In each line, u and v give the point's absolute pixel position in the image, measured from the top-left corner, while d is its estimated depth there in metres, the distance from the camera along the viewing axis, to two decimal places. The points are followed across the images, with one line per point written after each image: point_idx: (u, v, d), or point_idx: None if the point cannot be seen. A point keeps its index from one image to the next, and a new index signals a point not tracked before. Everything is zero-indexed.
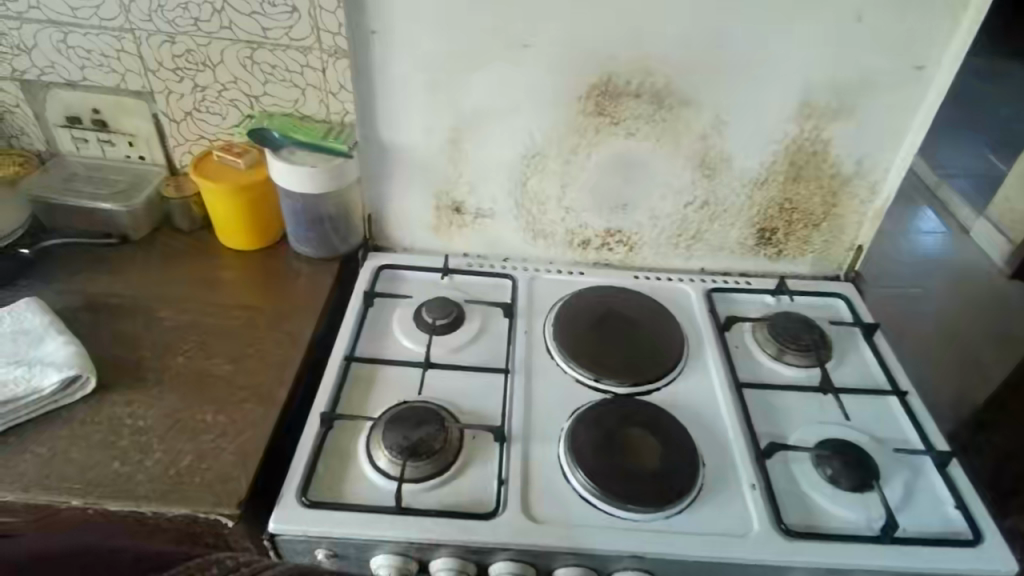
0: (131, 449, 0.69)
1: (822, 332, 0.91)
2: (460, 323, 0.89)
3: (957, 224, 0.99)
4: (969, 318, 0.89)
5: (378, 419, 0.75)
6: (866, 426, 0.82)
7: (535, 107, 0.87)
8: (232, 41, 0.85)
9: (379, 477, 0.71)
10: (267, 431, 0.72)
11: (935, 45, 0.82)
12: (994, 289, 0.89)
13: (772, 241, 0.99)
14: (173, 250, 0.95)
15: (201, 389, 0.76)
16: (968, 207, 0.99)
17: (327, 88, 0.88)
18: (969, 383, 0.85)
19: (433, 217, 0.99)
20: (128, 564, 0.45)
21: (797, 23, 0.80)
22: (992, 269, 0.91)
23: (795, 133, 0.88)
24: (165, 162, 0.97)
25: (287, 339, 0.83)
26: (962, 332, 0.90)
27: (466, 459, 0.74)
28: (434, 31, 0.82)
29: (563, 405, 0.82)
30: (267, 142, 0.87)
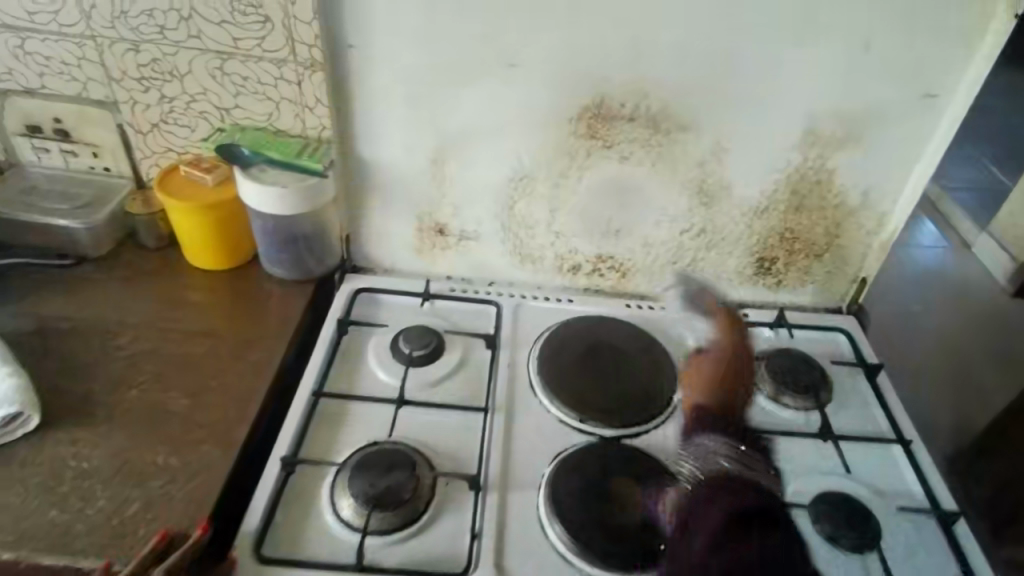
0: (72, 496, 0.64)
1: (823, 372, 0.86)
2: (440, 353, 0.84)
3: (959, 237, 0.88)
4: (968, 336, 0.83)
5: (344, 464, 0.70)
6: (866, 476, 0.77)
7: (524, 127, 0.82)
8: (200, 51, 0.80)
9: (342, 528, 0.67)
10: (221, 477, 0.67)
11: (950, 73, 0.76)
12: (994, 307, 0.81)
13: (771, 271, 0.93)
14: (137, 269, 0.90)
15: (154, 428, 0.71)
16: (970, 221, 0.87)
17: (303, 103, 0.82)
18: (967, 411, 0.80)
19: (415, 237, 0.93)
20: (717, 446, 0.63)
21: (804, 43, 0.74)
22: (993, 285, 0.82)
23: (799, 161, 0.83)
24: (132, 174, 0.92)
25: (252, 370, 0.78)
26: (962, 349, 0.84)
27: (437, 510, 0.70)
28: (415, 45, 0.77)
29: (545, 448, 0.76)
30: (235, 159, 0.81)
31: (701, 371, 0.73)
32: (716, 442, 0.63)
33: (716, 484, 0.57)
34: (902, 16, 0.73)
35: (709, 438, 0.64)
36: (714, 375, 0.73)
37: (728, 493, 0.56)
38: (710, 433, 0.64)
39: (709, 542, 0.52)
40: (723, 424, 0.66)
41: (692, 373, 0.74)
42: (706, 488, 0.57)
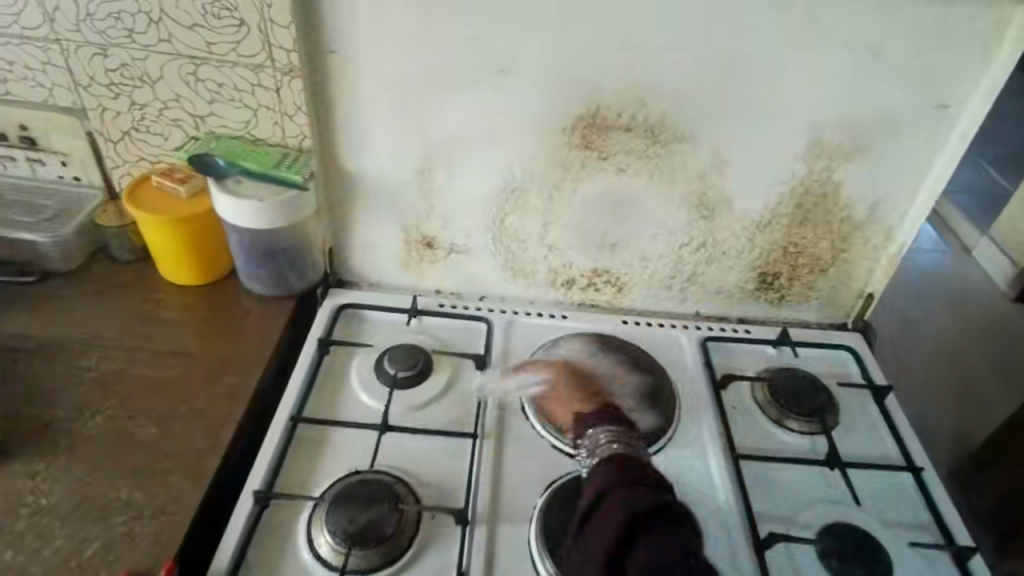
0: (27, 535, 0.60)
1: (829, 394, 0.82)
2: (427, 375, 0.80)
3: None
4: None
5: (322, 497, 0.66)
6: (876, 506, 0.73)
7: (514, 137, 0.78)
8: (172, 56, 0.75)
9: (319, 567, 0.62)
10: (188, 513, 0.62)
11: (964, 82, 0.73)
12: None
13: (774, 286, 0.89)
14: (107, 284, 0.85)
15: (118, 458, 0.67)
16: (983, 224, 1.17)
17: (282, 110, 0.78)
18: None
19: (402, 250, 0.89)
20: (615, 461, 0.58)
21: (807, 52, 0.71)
22: None
23: (804, 173, 0.79)
24: (103, 184, 0.88)
25: (225, 393, 0.74)
26: None
27: (421, 547, 0.65)
28: (399, 51, 0.73)
29: (538, 478, 0.72)
30: (208, 170, 0.77)
31: (561, 403, 0.72)
32: (600, 433, 0.60)
33: (617, 470, 0.54)
34: (909, 19, 0.68)
35: (591, 441, 0.60)
36: (570, 397, 0.72)
37: (634, 484, 0.53)
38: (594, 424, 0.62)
39: (618, 538, 0.49)
40: (608, 417, 0.62)
41: (552, 407, 0.74)
42: (608, 476, 0.54)
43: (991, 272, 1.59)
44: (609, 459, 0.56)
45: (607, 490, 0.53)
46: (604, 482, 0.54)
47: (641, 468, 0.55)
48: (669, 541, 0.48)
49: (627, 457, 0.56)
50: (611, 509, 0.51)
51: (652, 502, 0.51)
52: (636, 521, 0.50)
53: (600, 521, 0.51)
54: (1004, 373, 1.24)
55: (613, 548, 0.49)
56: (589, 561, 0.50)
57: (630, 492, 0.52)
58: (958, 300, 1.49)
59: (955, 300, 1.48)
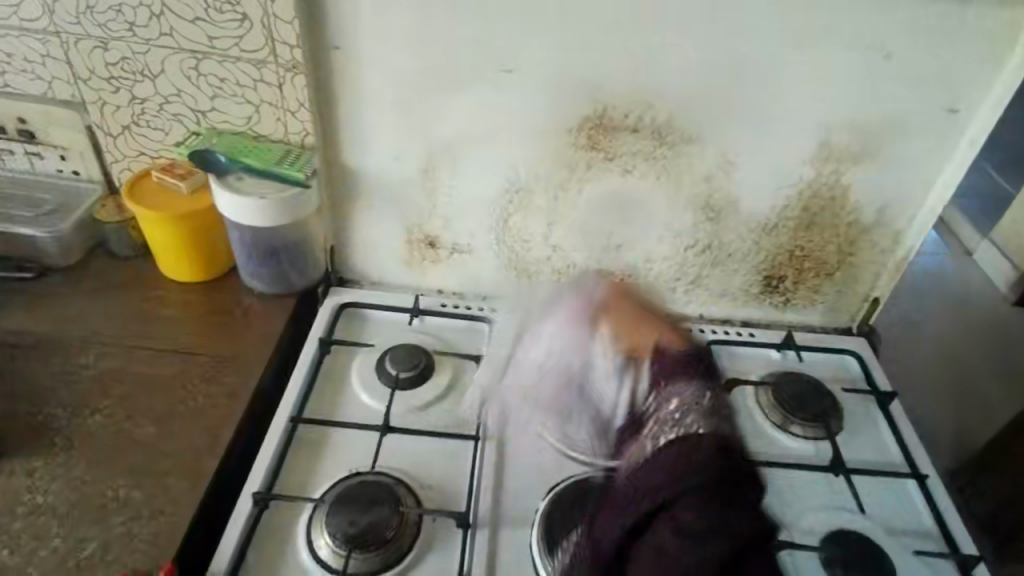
0: (24, 534, 0.59)
1: (834, 400, 0.81)
2: (428, 375, 0.79)
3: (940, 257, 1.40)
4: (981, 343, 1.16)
5: (322, 498, 0.65)
6: (879, 514, 0.73)
7: (519, 136, 0.77)
8: (173, 50, 0.74)
9: (318, 570, 0.62)
10: (186, 514, 0.62)
11: (974, 86, 0.72)
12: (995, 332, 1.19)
13: (779, 290, 0.89)
14: (106, 280, 0.84)
15: (116, 457, 0.66)
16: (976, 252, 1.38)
17: (285, 106, 0.77)
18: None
19: (404, 249, 0.88)
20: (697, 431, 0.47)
21: (809, 54, 0.70)
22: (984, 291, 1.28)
23: (812, 176, 0.78)
24: (102, 179, 0.87)
25: (225, 392, 0.73)
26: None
27: (422, 550, 0.64)
28: (403, 49, 0.72)
29: (540, 482, 0.71)
30: (209, 166, 0.76)
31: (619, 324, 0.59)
32: (694, 393, 0.50)
33: (704, 469, 0.44)
34: (907, 19, 0.68)
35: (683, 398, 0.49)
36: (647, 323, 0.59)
37: (727, 495, 0.43)
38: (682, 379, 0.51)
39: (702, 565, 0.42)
40: (695, 367, 0.51)
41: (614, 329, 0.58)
42: (697, 476, 0.44)
43: (992, 275, 1.53)
44: (696, 445, 0.46)
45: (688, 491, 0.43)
46: (691, 482, 0.44)
47: (731, 465, 0.45)
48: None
49: (720, 447, 0.46)
50: (695, 527, 0.42)
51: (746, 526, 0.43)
52: (726, 551, 0.42)
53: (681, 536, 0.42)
54: (1008, 376, 1.20)
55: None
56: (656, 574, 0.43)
57: (720, 506, 0.43)
58: (959, 303, 1.43)
59: (957, 304, 1.43)
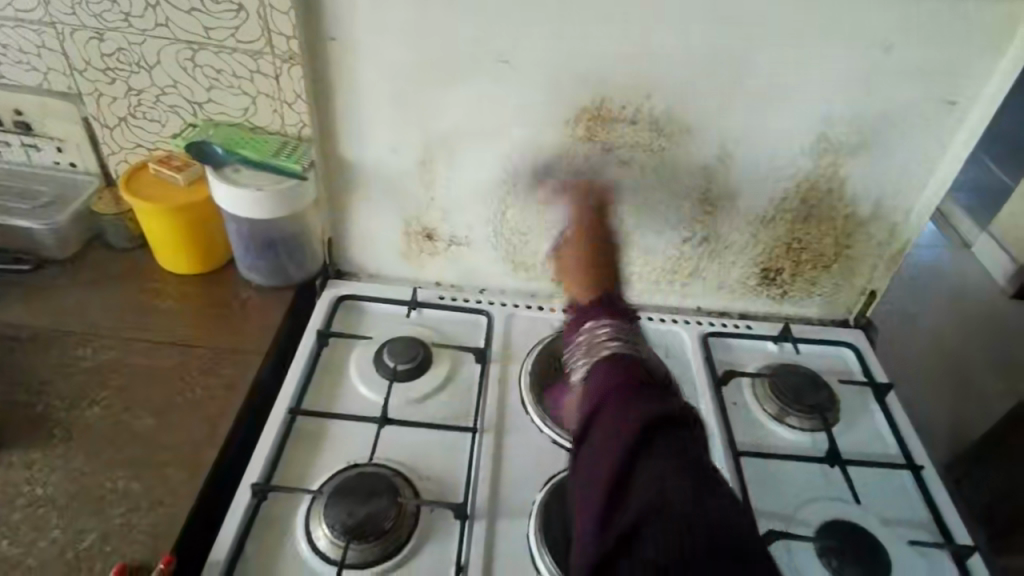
0: (24, 525, 0.60)
1: (831, 392, 0.81)
2: (426, 368, 0.79)
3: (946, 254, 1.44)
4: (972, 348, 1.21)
5: (320, 490, 0.65)
6: (874, 504, 0.73)
7: (516, 128, 0.77)
8: (169, 41, 0.74)
9: (316, 560, 0.62)
10: (186, 505, 0.62)
11: (973, 77, 0.71)
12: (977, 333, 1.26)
13: (776, 282, 0.89)
14: (104, 272, 0.84)
15: (115, 448, 0.66)
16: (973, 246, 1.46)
17: (282, 98, 0.77)
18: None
19: (402, 241, 0.88)
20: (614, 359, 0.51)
21: (806, 46, 0.70)
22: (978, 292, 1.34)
23: (810, 168, 0.78)
24: (99, 171, 0.87)
25: (223, 384, 0.73)
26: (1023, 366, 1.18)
27: (420, 540, 0.65)
28: (401, 40, 0.71)
29: (538, 473, 0.72)
30: (206, 158, 0.76)
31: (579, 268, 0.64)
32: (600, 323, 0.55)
33: (616, 382, 0.49)
34: (900, 13, 0.67)
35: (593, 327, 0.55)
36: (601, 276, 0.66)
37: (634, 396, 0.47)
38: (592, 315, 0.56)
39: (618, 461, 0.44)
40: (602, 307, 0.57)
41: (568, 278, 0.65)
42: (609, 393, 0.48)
43: (990, 268, 1.48)
44: (607, 364, 0.51)
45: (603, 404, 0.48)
46: (604, 394, 0.48)
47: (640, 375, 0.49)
48: (677, 459, 0.43)
49: (627, 360, 0.50)
50: (611, 433, 0.45)
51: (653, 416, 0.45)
52: (636, 442, 0.44)
53: (600, 443, 0.46)
54: (1004, 368, 1.20)
55: (609, 475, 0.43)
56: (588, 485, 0.45)
57: (626, 408, 0.46)
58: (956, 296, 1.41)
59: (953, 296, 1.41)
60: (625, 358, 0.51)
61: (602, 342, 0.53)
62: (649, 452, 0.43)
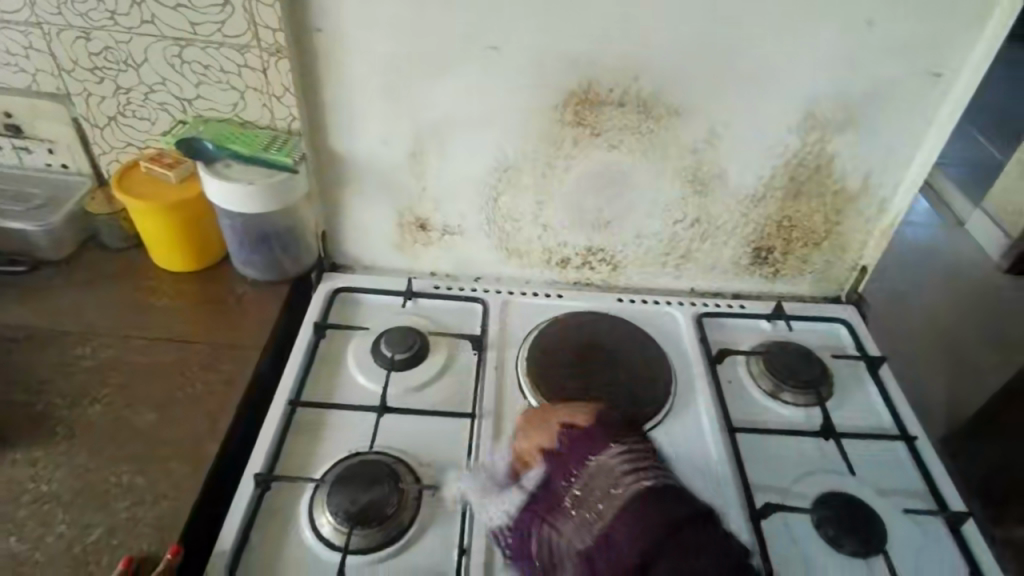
0: (30, 521, 0.60)
1: (824, 367, 0.82)
2: (423, 357, 0.80)
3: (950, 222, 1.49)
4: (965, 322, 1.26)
5: (323, 478, 0.66)
6: (869, 475, 0.74)
7: (506, 116, 0.77)
8: (156, 38, 0.74)
9: (321, 547, 0.63)
10: (189, 498, 0.63)
11: (958, 48, 0.72)
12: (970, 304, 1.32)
13: (768, 261, 0.89)
14: (100, 272, 0.85)
15: (117, 444, 0.67)
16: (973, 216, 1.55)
17: (270, 92, 0.77)
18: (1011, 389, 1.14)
19: (396, 233, 0.88)
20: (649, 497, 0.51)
21: (791, 23, 0.70)
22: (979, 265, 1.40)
23: (797, 145, 0.79)
24: (91, 171, 0.87)
25: (222, 379, 0.73)
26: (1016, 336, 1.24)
27: (423, 524, 0.66)
28: (388, 31, 0.71)
29: None
30: (197, 154, 0.76)
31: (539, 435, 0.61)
32: (618, 459, 0.53)
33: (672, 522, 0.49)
34: None
35: (610, 466, 0.53)
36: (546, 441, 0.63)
37: (692, 552, 0.49)
38: (600, 447, 0.54)
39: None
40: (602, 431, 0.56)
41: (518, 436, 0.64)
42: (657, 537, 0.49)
43: (983, 243, 1.50)
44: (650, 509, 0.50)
45: (657, 557, 0.48)
46: (653, 550, 0.48)
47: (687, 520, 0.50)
48: None
49: (671, 501, 0.51)
50: None
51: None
52: None
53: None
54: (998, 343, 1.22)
55: None
56: None
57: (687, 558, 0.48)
58: (951, 274, 1.40)
59: (948, 274, 1.39)
60: (665, 499, 0.51)
61: (633, 487, 0.51)
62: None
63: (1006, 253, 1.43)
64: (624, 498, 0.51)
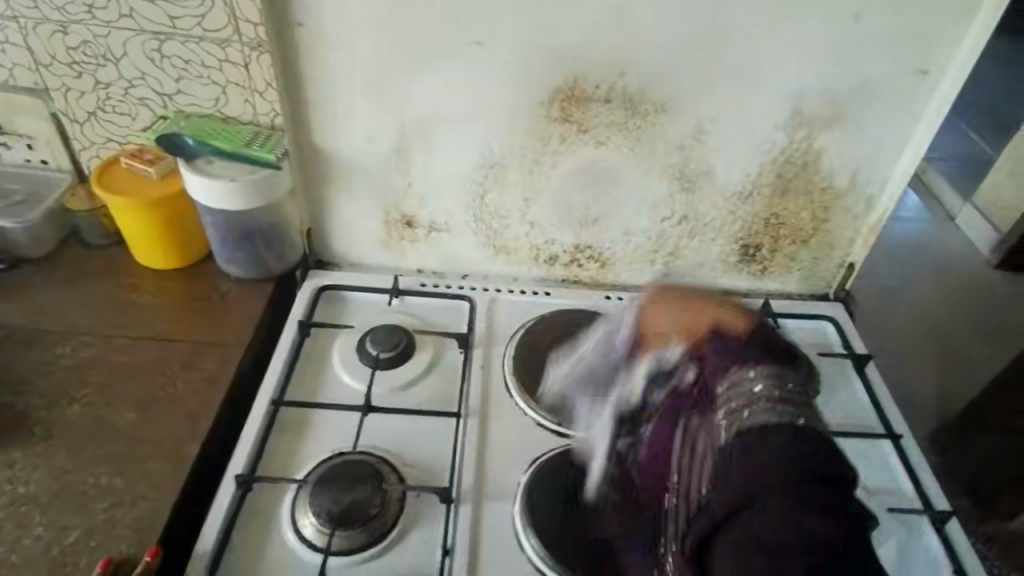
0: (7, 524, 0.60)
1: (811, 365, 0.82)
2: (409, 355, 0.79)
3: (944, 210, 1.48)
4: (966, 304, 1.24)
5: (305, 479, 0.66)
6: (854, 474, 0.74)
7: (491, 112, 0.76)
8: (135, 32, 0.73)
9: (303, 548, 0.62)
10: (170, 498, 0.62)
11: (944, 46, 0.72)
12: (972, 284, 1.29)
13: (756, 258, 0.89)
14: (81, 270, 0.84)
15: (96, 445, 0.66)
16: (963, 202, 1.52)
17: (252, 87, 0.76)
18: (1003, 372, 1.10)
19: (383, 230, 0.87)
20: (784, 430, 0.42)
21: (777, 19, 0.69)
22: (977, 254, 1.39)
23: (785, 143, 0.78)
24: (71, 167, 0.86)
25: (204, 378, 0.73)
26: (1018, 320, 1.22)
27: (407, 525, 0.65)
28: (371, 25, 0.70)
29: (523, 455, 0.72)
30: (178, 150, 0.75)
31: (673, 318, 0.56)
32: (757, 383, 0.45)
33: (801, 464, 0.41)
34: None
35: (748, 382, 0.46)
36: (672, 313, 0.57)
37: (811, 499, 0.39)
38: (740, 363, 0.47)
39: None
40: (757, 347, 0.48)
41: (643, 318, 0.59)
42: (774, 474, 0.41)
43: (974, 239, 1.45)
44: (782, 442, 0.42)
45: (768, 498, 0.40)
46: (761, 488, 0.40)
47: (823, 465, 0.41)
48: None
49: (802, 438, 0.42)
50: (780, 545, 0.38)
51: (828, 533, 0.39)
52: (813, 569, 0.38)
53: (746, 540, 0.39)
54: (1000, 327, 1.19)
55: None
56: None
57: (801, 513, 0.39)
58: (941, 267, 1.32)
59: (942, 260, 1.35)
60: (797, 434, 0.42)
61: (765, 414, 0.44)
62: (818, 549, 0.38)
63: (997, 250, 1.37)
64: (750, 423, 0.43)
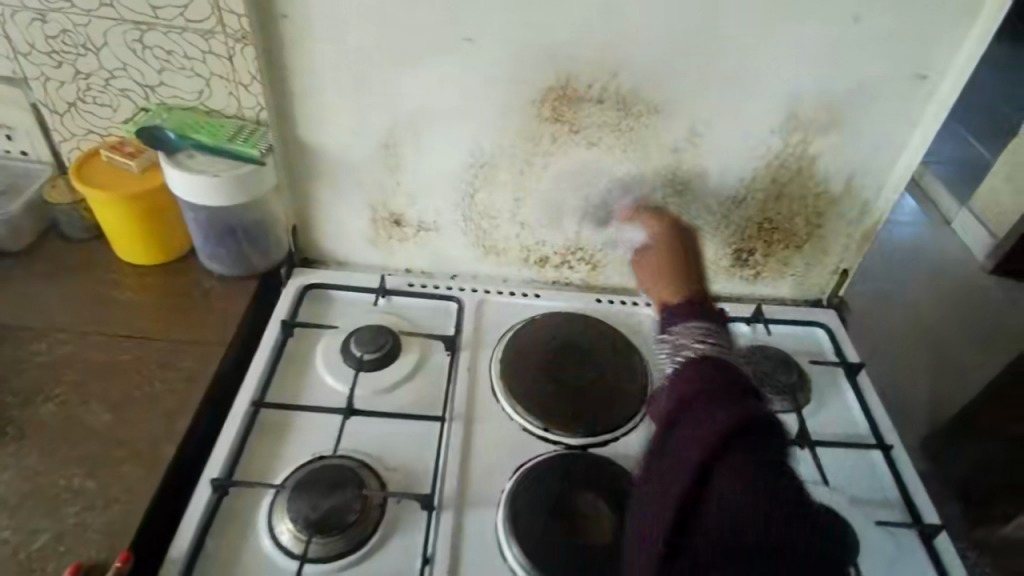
0: None
1: (802, 373, 0.81)
2: (394, 357, 0.78)
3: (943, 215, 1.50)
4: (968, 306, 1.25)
5: (283, 484, 0.64)
6: (844, 485, 0.73)
7: (480, 110, 0.74)
8: (115, 21, 0.71)
9: (279, 555, 0.61)
10: (143, 502, 0.61)
11: (943, 51, 0.70)
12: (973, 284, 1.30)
13: (749, 263, 0.88)
14: (60, 264, 0.82)
15: (69, 446, 0.64)
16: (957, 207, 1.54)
17: (236, 80, 0.74)
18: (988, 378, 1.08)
19: (370, 228, 0.86)
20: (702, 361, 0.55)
21: (773, 20, 0.68)
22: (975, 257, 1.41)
23: (780, 147, 0.77)
24: (52, 159, 0.84)
25: (182, 377, 0.71)
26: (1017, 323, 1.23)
27: (386, 532, 0.64)
28: (358, 18, 0.69)
29: (507, 461, 0.71)
30: (159, 143, 0.73)
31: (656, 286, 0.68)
32: (688, 329, 0.59)
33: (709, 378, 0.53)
34: None
35: (682, 340, 0.58)
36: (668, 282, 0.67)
37: (716, 400, 0.51)
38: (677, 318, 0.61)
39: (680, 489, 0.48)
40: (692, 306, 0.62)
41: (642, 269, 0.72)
42: (690, 388, 0.53)
43: (969, 243, 1.47)
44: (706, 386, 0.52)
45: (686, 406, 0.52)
46: (683, 402, 0.53)
47: (741, 411, 0.49)
48: (753, 459, 0.47)
49: (716, 364, 0.54)
50: (690, 434, 0.50)
51: (728, 419, 0.49)
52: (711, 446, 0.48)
53: (671, 438, 0.51)
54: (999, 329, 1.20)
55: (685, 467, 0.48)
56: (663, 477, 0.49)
57: (709, 410, 0.50)
58: (936, 272, 1.32)
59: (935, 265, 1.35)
60: (713, 363, 0.55)
61: (691, 351, 0.57)
62: (722, 470, 0.47)
63: (993, 255, 1.40)
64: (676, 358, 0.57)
